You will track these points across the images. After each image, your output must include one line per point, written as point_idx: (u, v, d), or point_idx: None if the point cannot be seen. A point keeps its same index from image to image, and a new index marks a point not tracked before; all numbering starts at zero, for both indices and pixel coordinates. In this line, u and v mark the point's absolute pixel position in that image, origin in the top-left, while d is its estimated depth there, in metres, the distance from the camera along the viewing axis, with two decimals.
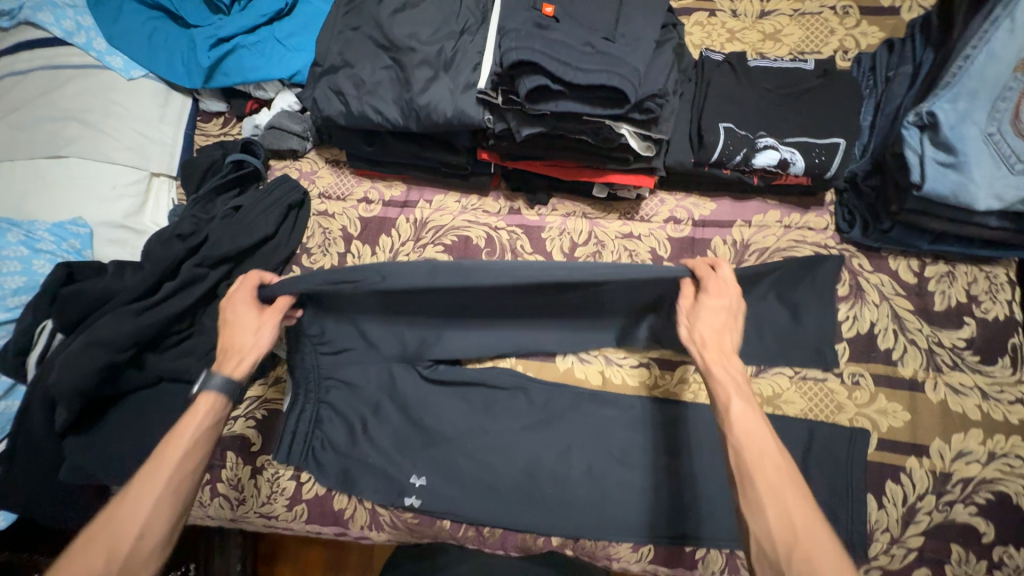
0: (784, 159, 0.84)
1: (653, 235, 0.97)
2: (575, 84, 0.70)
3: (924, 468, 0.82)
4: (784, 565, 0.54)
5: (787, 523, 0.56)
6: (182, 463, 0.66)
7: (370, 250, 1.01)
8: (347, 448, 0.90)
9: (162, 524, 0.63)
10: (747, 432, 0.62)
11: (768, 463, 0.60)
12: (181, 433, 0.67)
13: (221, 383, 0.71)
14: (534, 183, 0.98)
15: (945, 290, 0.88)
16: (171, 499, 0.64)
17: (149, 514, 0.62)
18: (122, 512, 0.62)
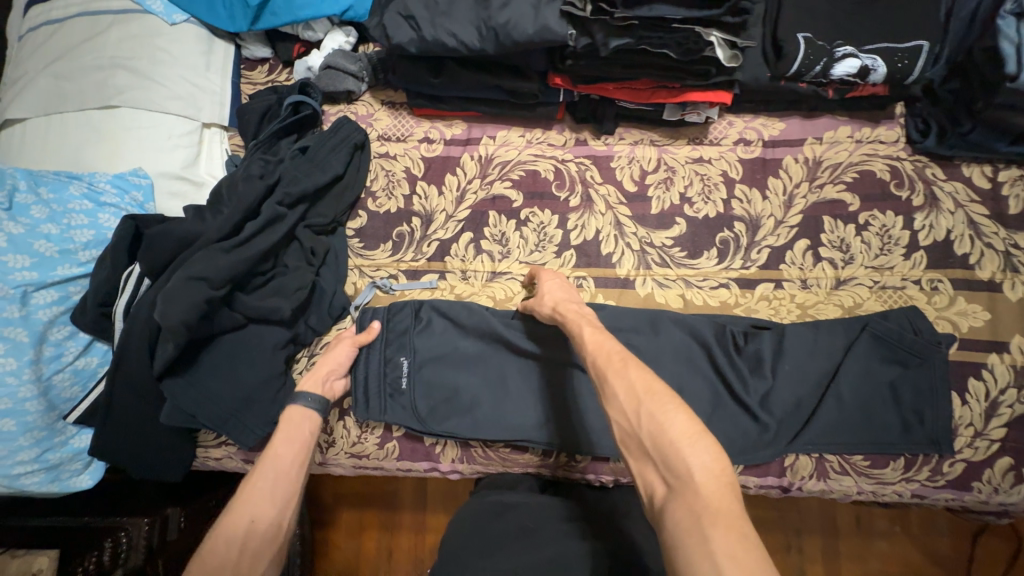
0: (864, 67, 0.84)
1: (724, 158, 0.96)
2: None
3: (1005, 363, 0.85)
4: (646, 443, 0.56)
5: (716, 486, 0.51)
6: (279, 458, 0.76)
7: (436, 190, 1.00)
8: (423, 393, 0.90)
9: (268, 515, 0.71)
10: (664, 440, 0.55)
11: (613, 357, 0.65)
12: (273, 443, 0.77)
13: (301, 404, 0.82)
14: (602, 110, 0.96)
15: (1020, 193, 0.89)
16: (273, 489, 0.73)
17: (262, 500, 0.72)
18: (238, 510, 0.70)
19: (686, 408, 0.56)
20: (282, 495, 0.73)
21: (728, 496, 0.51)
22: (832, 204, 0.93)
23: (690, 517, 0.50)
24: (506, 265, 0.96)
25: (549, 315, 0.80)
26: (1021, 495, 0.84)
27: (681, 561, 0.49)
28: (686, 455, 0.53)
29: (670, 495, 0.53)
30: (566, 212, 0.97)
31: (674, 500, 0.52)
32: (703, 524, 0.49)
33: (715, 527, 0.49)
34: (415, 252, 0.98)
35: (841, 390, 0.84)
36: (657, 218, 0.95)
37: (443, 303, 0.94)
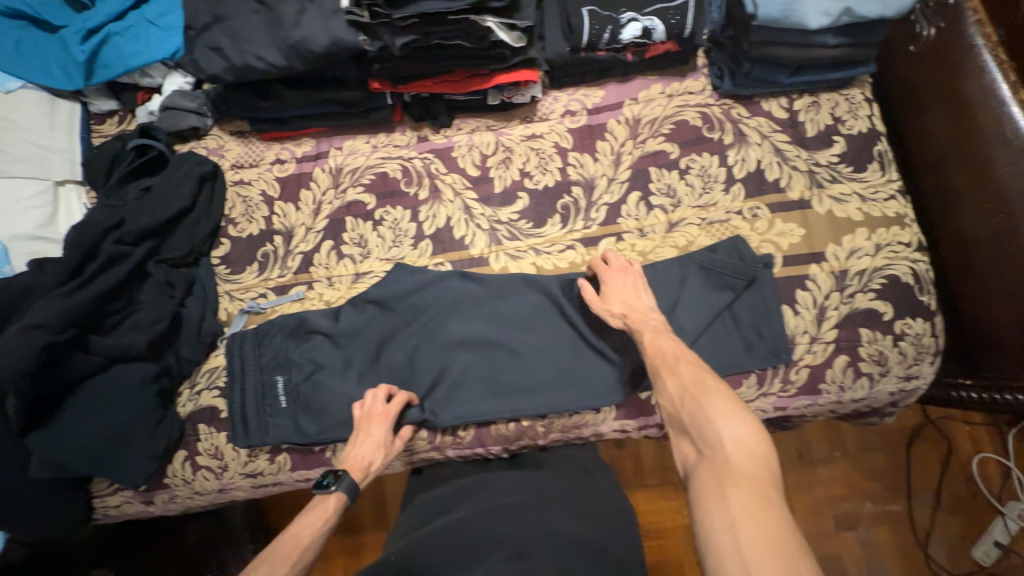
0: (646, 28, 0.92)
1: (554, 131, 1.03)
2: None
3: (825, 271, 0.92)
4: (687, 421, 0.66)
5: (745, 459, 0.58)
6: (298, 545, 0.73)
7: (293, 207, 1.04)
8: (299, 401, 0.92)
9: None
10: (700, 418, 0.64)
11: (666, 353, 0.75)
12: (308, 528, 0.76)
13: (349, 487, 0.81)
14: (433, 107, 1.03)
15: (814, 118, 0.99)
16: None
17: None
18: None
19: (729, 393, 0.65)
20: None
21: (757, 467, 0.58)
22: (655, 155, 1.00)
23: (714, 479, 0.58)
24: (368, 264, 1.00)
25: (610, 314, 0.84)
26: (864, 388, 0.91)
27: (699, 514, 0.57)
28: (720, 429, 0.61)
29: (703, 463, 0.61)
30: (417, 206, 1.02)
31: (705, 467, 0.60)
32: (725, 486, 0.57)
33: (734, 488, 0.56)
34: (281, 268, 1.02)
35: (682, 324, 0.90)
36: (501, 196, 1.01)
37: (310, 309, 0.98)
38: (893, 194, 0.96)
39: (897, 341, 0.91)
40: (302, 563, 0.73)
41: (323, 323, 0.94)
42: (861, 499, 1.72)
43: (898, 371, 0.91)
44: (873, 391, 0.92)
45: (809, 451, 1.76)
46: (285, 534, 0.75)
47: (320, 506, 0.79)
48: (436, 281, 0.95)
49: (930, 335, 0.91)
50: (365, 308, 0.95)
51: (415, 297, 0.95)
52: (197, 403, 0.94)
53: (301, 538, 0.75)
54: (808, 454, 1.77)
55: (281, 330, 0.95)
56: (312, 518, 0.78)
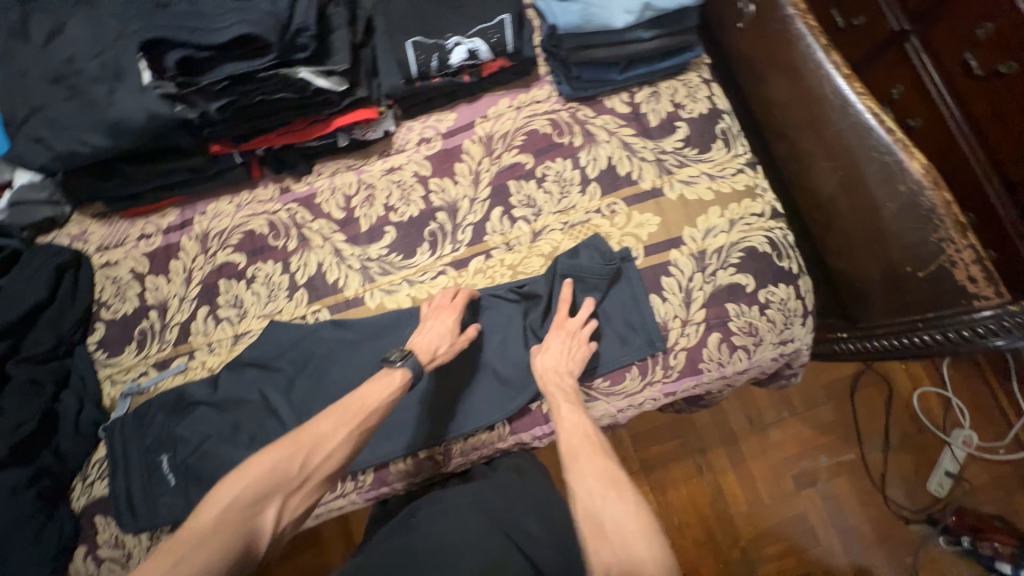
0: (470, 50, 0.95)
1: (412, 161, 1.05)
2: (217, 44, 0.79)
3: (685, 254, 0.94)
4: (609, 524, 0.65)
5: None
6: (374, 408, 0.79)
7: (165, 278, 1.03)
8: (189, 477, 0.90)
9: (338, 460, 0.76)
10: (626, 532, 0.65)
11: (585, 441, 0.77)
12: (376, 393, 0.80)
13: (412, 365, 0.83)
14: (287, 157, 1.03)
15: (655, 107, 1.01)
16: (351, 442, 0.77)
17: (332, 448, 0.76)
18: (305, 440, 0.75)
19: (643, 507, 0.68)
20: (359, 433, 0.78)
21: None
22: (512, 168, 1.02)
23: None
24: (246, 324, 1.00)
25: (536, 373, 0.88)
26: (742, 361, 0.94)
27: None
28: (644, 545, 0.63)
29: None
30: (287, 257, 1.02)
31: None
32: None
33: None
34: (159, 342, 1.00)
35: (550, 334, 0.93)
36: (369, 233, 1.02)
37: (193, 380, 0.97)
38: (740, 168, 0.99)
39: (764, 310, 0.93)
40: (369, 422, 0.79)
41: (203, 392, 0.93)
42: (814, 453, 1.64)
43: (771, 338, 0.94)
44: (752, 361, 0.94)
45: (758, 415, 1.68)
46: (358, 393, 0.80)
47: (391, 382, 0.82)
48: (312, 330, 0.96)
49: (795, 299, 0.94)
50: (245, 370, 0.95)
51: (293, 351, 0.95)
52: (91, 494, 0.92)
53: (365, 402, 0.79)
54: (758, 419, 1.67)
55: (163, 406, 0.94)
56: (387, 383, 0.82)
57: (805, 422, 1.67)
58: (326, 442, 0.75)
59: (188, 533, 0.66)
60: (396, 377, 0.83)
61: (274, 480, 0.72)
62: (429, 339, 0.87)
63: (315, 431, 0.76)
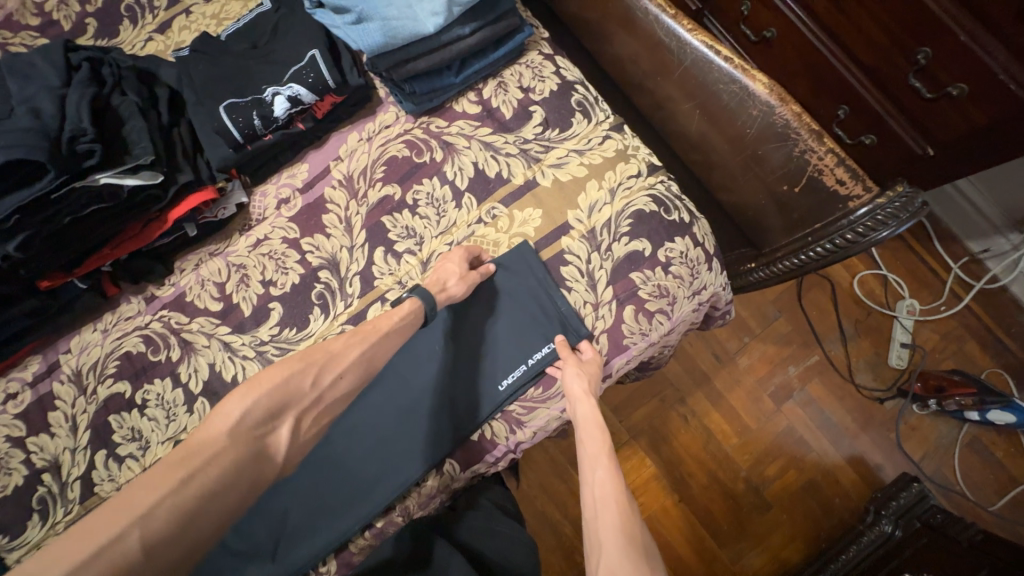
0: (291, 97, 0.87)
1: (276, 227, 0.97)
2: None
3: (576, 238, 0.92)
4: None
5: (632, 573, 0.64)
6: (389, 337, 0.82)
7: (47, 435, 0.93)
8: None
9: (348, 381, 0.80)
10: None
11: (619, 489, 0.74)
12: (388, 321, 0.82)
13: (422, 295, 0.84)
14: (139, 265, 0.94)
15: (505, 98, 0.97)
16: (364, 362, 0.81)
17: (345, 369, 0.79)
18: (314, 364, 0.78)
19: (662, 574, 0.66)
20: (371, 356, 0.81)
21: None
22: (382, 204, 0.96)
23: None
24: (153, 454, 0.91)
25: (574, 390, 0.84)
26: (664, 323, 0.92)
27: None
28: None
29: None
30: (174, 369, 0.93)
31: None
32: None
33: None
34: (63, 505, 0.90)
35: (476, 368, 0.90)
36: (254, 316, 0.94)
37: None
38: (606, 135, 0.97)
39: (667, 268, 0.92)
40: (380, 345, 0.81)
41: None
42: (784, 366, 1.65)
43: (684, 292, 0.93)
44: (673, 321, 0.93)
45: (722, 349, 1.67)
46: (375, 321, 0.83)
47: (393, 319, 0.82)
48: None
49: (694, 248, 0.94)
50: None
51: None
52: None
53: (381, 327, 0.82)
54: (724, 353, 1.67)
55: None
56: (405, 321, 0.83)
57: (767, 340, 1.68)
58: (330, 381, 0.78)
59: (197, 446, 0.67)
60: (408, 306, 0.84)
61: (285, 396, 0.75)
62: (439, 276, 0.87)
63: (328, 351, 0.79)
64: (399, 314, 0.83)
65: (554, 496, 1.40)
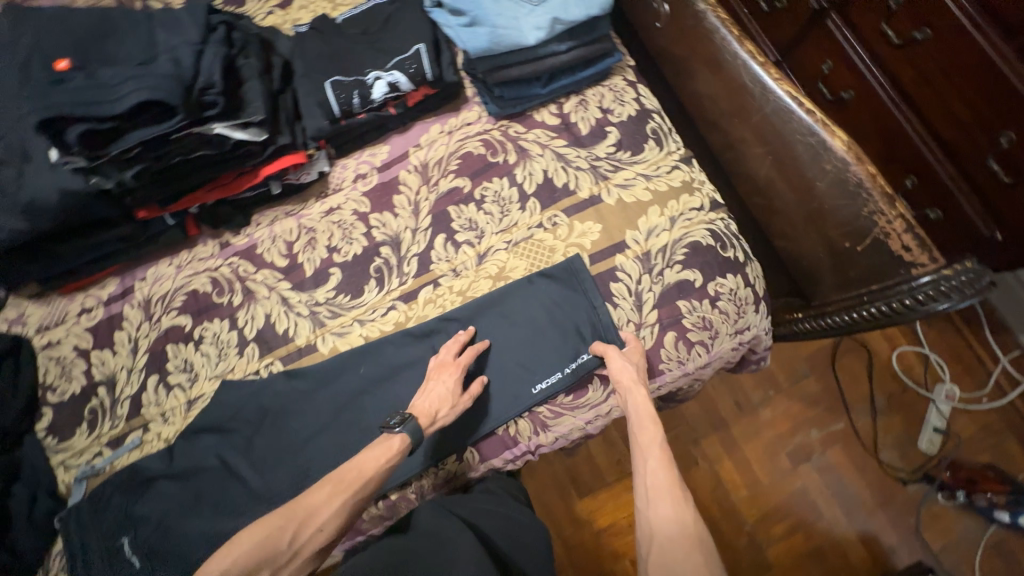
0: (390, 83, 0.94)
1: (350, 199, 1.03)
2: (116, 114, 0.74)
3: (630, 257, 0.94)
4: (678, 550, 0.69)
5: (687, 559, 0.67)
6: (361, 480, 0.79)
7: (110, 352, 1.00)
8: (149, 554, 0.87)
9: (331, 530, 0.76)
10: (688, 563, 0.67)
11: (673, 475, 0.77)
12: (374, 463, 0.80)
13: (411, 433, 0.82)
14: (222, 211, 1.01)
15: (584, 115, 1.02)
16: (342, 506, 0.77)
17: (325, 517, 0.76)
18: (313, 508, 0.76)
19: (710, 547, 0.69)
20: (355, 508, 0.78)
21: None
22: (450, 194, 1.01)
23: None
24: (199, 387, 0.97)
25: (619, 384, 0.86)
26: (702, 355, 0.93)
27: None
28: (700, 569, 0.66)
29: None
30: (233, 313, 1.00)
31: None
32: None
33: None
34: (111, 419, 0.97)
35: (513, 364, 0.93)
36: (315, 277, 1.00)
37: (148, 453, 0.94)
38: (674, 165, 1.00)
39: (715, 302, 0.93)
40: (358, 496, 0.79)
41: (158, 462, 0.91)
42: (806, 428, 1.61)
43: (727, 328, 0.94)
44: (712, 355, 0.94)
45: (746, 399, 1.64)
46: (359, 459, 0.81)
47: (378, 449, 0.81)
48: (266, 384, 0.94)
49: (744, 287, 0.95)
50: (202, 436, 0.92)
51: (249, 409, 0.93)
52: None
53: (364, 468, 0.80)
54: (746, 402, 1.64)
55: (117, 483, 0.91)
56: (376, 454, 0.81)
57: (793, 397, 1.64)
58: (320, 512, 0.76)
59: None
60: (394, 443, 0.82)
61: (262, 556, 0.72)
62: (435, 391, 0.86)
63: (308, 502, 0.77)
64: (386, 453, 0.81)
65: (553, 510, 1.40)
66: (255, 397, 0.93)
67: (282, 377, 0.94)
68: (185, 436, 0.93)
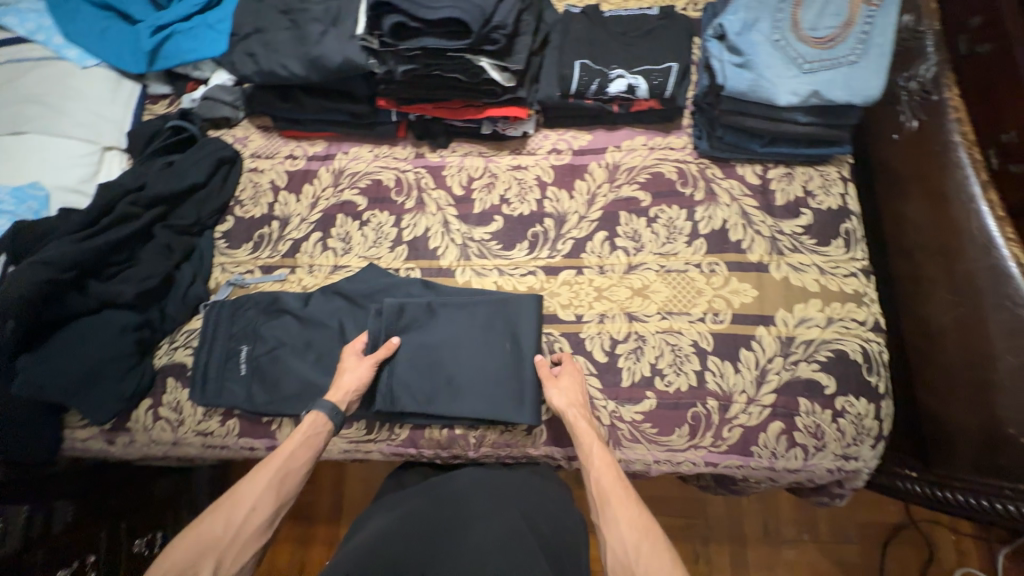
0: (630, 85, 1.00)
1: (539, 165, 1.11)
2: (425, 19, 0.88)
3: (772, 334, 0.93)
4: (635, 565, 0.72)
5: (653, 558, 0.72)
6: (290, 469, 0.82)
7: (294, 197, 1.15)
8: (254, 371, 0.99)
9: (265, 510, 0.79)
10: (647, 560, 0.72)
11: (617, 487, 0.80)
12: (287, 448, 0.84)
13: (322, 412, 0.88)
14: (433, 128, 1.13)
15: (785, 188, 1.02)
16: (272, 494, 0.80)
17: (255, 501, 0.78)
18: (237, 497, 0.78)
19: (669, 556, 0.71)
20: (285, 495, 0.81)
21: None
22: (627, 201, 1.06)
23: None
24: (347, 259, 1.09)
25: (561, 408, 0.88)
26: (798, 459, 0.91)
27: None
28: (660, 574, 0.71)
29: None
30: (401, 213, 1.11)
31: None
32: None
33: None
34: (271, 250, 1.12)
35: (615, 374, 0.95)
36: (480, 216, 1.09)
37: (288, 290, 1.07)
38: (854, 272, 0.97)
39: (836, 417, 0.90)
40: (284, 486, 0.81)
41: (291, 302, 1.03)
42: None
43: (835, 447, 0.90)
44: (807, 464, 0.91)
45: (777, 529, 1.55)
46: (274, 454, 0.84)
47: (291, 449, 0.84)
48: (402, 282, 1.03)
49: (873, 418, 0.90)
50: (332, 298, 1.03)
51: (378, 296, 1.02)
52: (172, 357, 1.05)
53: (280, 456, 0.83)
54: (776, 532, 1.54)
55: (253, 300, 1.04)
56: (302, 445, 0.85)
57: (827, 554, 1.52)
58: (243, 499, 0.78)
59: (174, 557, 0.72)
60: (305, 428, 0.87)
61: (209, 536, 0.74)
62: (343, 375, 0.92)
63: (238, 487, 0.80)
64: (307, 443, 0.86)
65: None
66: (387, 289, 1.02)
67: (414, 284, 1.02)
68: (319, 292, 1.04)
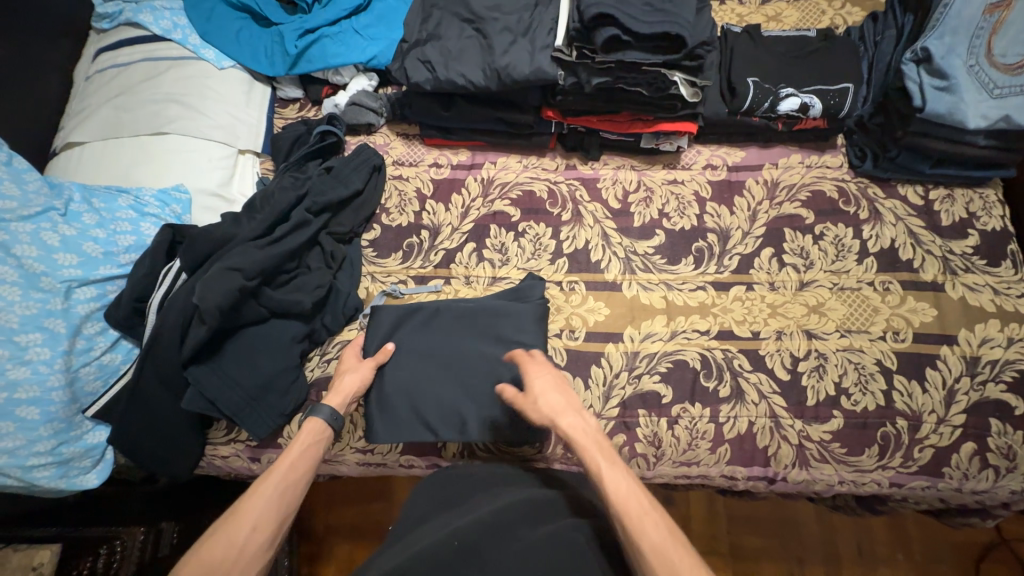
0: (804, 103, 1.01)
1: (695, 180, 1.11)
2: (640, 33, 0.89)
3: (956, 354, 0.94)
4: None
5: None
6: (289, 475, 0.74)
7: (444, 207, 1.12)
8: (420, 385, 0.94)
9: (271, 528, 0.69)
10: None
11: (637, 503, 0.67)
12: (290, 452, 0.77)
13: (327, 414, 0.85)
14: (587, 140, 1.12)
15: (949, 209, 1.04)
16: (278, 507, 0.71)
17: (258, 519, 0.69)
18: (239, 515, 0.69)
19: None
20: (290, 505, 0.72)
21: None
22: (790, 218, 1.06)
23: None
24: (506, 271, 1.06)
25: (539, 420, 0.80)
26: (988, 480, 0.90)
27: None
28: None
29: None
30: (559, 225, 1.09)
31: None
32: None
33: None
34: (423, 260, 1.08)
35: (800, 393, 0.94)
36: (641, 229, 1.08)
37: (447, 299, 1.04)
38: None
39: None
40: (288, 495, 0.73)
41: (454, 311, 0.98)
42: None
43: None
44: (997, 485, 0.90)
45: (870, 548, 1.45)
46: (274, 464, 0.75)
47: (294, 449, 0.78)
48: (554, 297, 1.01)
49: None
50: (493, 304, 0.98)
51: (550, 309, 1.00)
52: (326, 370, 0.98)
53: (284, 458, 0.76)
54: (870, 551, 1.45)
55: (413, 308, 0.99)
56: (301, 453, 0.78)
57: None
58: (250, 517, 0.69)
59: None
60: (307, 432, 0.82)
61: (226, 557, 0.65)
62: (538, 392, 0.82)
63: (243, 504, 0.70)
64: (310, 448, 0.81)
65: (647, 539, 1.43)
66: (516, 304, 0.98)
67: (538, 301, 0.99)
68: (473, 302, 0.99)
